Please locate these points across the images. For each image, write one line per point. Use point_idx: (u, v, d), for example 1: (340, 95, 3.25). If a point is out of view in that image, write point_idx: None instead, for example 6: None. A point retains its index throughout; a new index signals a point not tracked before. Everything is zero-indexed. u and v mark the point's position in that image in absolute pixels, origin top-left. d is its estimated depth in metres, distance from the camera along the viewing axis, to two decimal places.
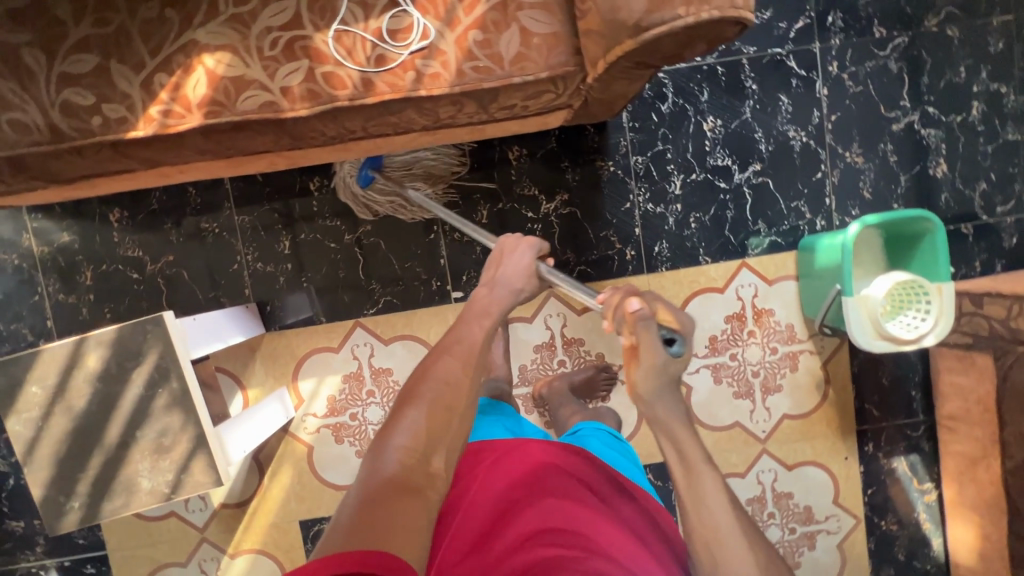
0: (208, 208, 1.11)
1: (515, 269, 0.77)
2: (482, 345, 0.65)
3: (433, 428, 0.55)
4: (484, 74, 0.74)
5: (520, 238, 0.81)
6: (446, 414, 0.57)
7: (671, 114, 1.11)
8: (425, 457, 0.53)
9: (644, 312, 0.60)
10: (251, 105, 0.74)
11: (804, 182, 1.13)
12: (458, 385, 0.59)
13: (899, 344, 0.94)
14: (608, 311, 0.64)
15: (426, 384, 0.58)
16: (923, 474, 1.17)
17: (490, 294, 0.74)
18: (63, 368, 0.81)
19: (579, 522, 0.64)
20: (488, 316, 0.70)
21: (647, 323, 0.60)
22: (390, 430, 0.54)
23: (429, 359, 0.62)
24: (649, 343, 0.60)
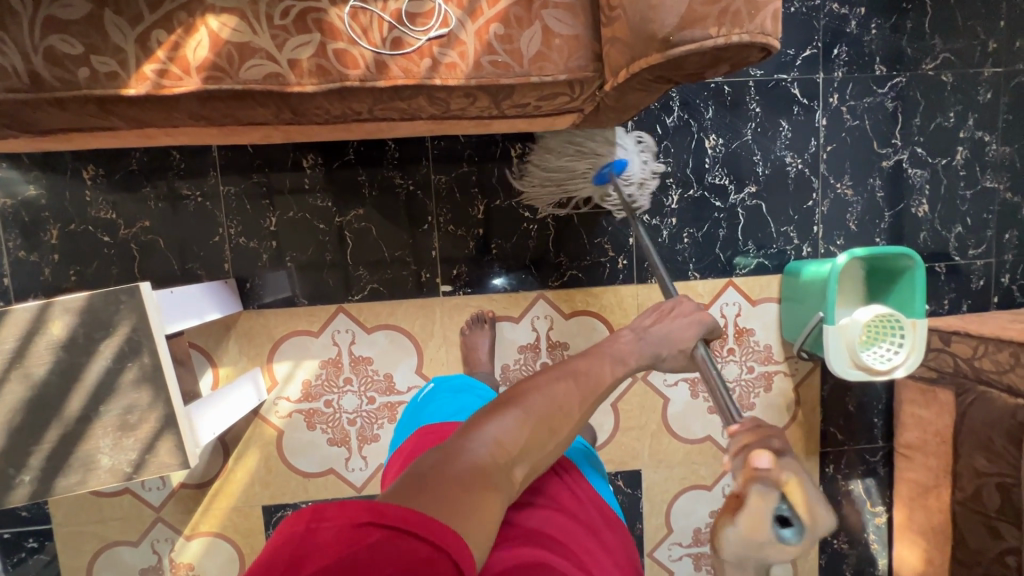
0: (193, 175, 1.06)
1: (675, 331, 0.71)
2: (606, 385, 0.62)
3: (530, 440, 0.53)
4: (502, 70, 0.72)
5: (698, 309, 0.73)
6: (545, 435, 0.55)
7: (676, 128, 1.12)
8: (510, 463, 0.51)
9: (768, 476, 0.50)
10: (255, 75, 0.70)
11: (795, 208, 1.15)
12: (569, 413, 0.57)
13: (871, 373, 0.98)
14: (735, 452, 0.55)
15: (535, 397, 0.56)
16: (877, 497, 1.22)
17: (635, 343, 0.67)
18: (24, 333, 0.76)
19: (571, 537, 0.59)
20: (622, 364, 0.64)
21: (768, 491, 0.50)
22: (486, 421, 0.53)
23: (542, 375, 0.60)
24: (758, 510, 0.50)
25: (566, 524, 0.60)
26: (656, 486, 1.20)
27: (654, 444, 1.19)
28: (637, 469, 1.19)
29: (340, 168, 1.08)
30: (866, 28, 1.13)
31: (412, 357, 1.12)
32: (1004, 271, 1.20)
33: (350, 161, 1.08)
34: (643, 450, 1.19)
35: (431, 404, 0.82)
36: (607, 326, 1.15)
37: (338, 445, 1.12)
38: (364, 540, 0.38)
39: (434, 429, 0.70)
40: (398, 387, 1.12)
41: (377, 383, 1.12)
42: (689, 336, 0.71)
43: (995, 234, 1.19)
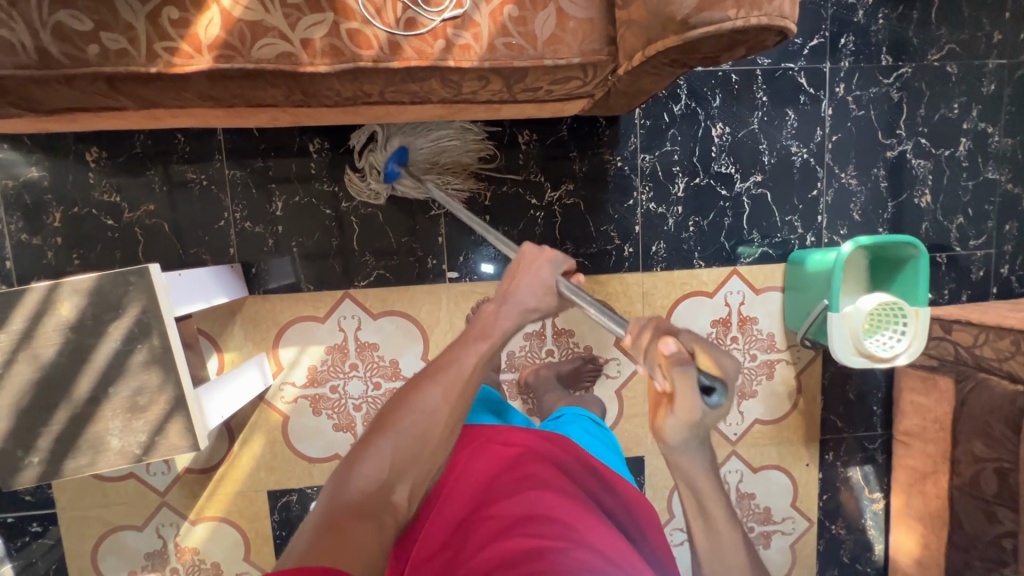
0: (198, 159, 1.05)
1: (532, 285, 0.70)
2: (469, 375, 0.63)
3: (397, 458, 0.57)
4: (516, 52, 0.72)
5: (542, 251, 0.73)
6: (415, 447, 0.58)
7: (683, 116, 1.12)
8: (387, 486, 0.55)
9: (681, 357, 0.55)
10: (267, 54, 0.69)
11: (800, 197, 1.16)
12: (435, 418, 0.60)
13: (873, 360, 1.00)
14: (644, 354, 0.59)
15: (402, 416, 0.59)
16: (875, 484, 1.24)
17: (499, 312, 0.68)
18: (33, 314, 0.75)
19: (567, 511, 0.60)
20: (487, 338, 0.65)
21: (687, 370, 0.54)
22: (357, 460, 0.56)
23: (408, 387, 0.62)
24: (687, 394, 0.55)
25: (555, 498, 0.62)
26: (658, 472, 1.21)
27: None
28: (641, 456, 1.20)
29: (346, 153, 1.07)
30: (873, 19, 1.13)
31: (418, 343, 1.12)
32: (1003, 261, 1.21)
33: (357, 146, 1.07)
34: (646, 437, 1.20)
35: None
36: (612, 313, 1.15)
37: (343, 431, 1.12)
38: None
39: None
40: (403, 373, 1.12)
41: (383, 369, 1.12)
42: (545, 282, 0.71)
43: (995, 225, 1.20)
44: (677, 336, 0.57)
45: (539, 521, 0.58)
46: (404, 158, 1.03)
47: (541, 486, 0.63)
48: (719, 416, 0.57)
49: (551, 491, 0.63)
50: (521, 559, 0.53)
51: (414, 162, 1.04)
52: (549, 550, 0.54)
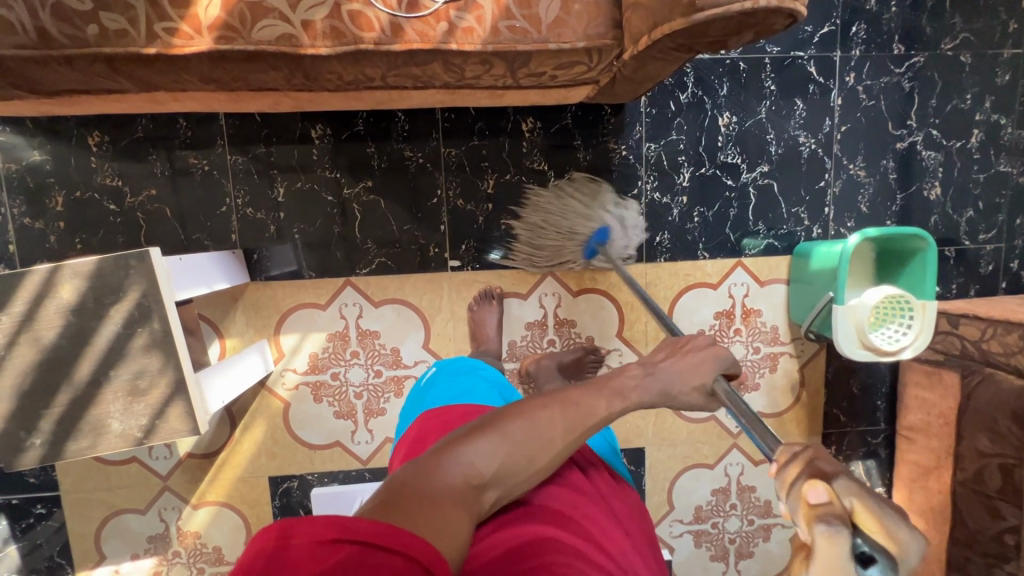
0: (200, 144, 1.04)
1: (691, 369, 0.65)
2: (598, 419, 0.60)
3: (503, 468, 0.55)
4: (520, 35, 0.71)
5: (712, 342, 0.67)
6: (521, 462, 0.56)
7: (689, 105, 1.11)
8: (481, 487, 0.54)
9: (834, 511, 0.38)
10: (267, 35, 0.69)
11: (807, 188, 1.14)
12: (549, 440, 0.58)
13: (878, 354, 0.99)
14: (783, 490, 0.42)
15: (517, 423, 0.57)
16: (876, 479, 1.23)
17: (642, 381, 0.64)
18: (34, 296, 0.75)
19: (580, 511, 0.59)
20: (620, 400, 0.62)
21: (841, 529, 0.37)
22: (462, 445, 0.55)
23: (530, 400, 0.60)
24: (831, 560, 0.37)
25: (575, 498, 0.61)
26: (659, 464, 1.21)
27: (658, 422, 1.20)
28: (641, 447, 1.20)
29: (349, 139, 1.06)
30: (885, 6, 1.11)
31: (419, 332, 1.12)
32: (1013, 256, 1.19)
33: (359, 132, 1.06)
34: (647, 428, 1.20)
35: (435, 387, 0.83)
36: (614, 304, 1.15)
37: (344, 418, 1.12)
38: (336, 554, 0.39)
39: (437, 413, 0.71)
40: (404, 361, 1.12)
41: (384, 357, 1.12)
42: (702, 372, 0.65)
43: (1006, 220, 1.18)
44: (833, 479, 0.40)
45: (554, 517, 0.57)
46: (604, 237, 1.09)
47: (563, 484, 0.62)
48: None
49: (572, 490, 0.62)
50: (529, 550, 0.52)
51: (614, 239, 1.09)
52: (559, 548, 0.53)
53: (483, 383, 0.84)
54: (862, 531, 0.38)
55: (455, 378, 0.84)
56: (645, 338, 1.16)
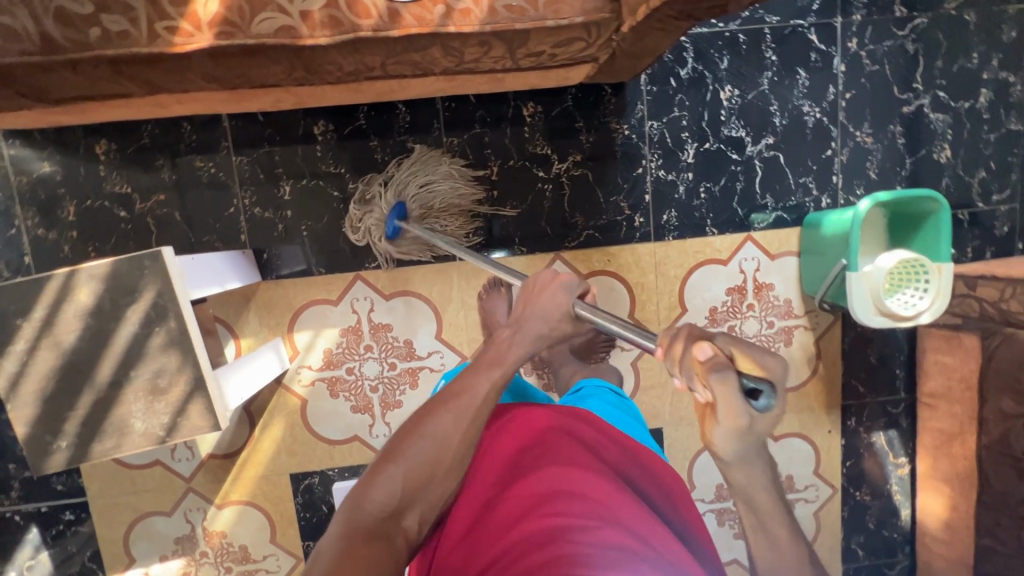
0: (205, 147, 1.05)
1: (544, 310, 0.67)
2: (481, 401, 0.62)
3: (408, 485, 0.57)
4: (517, 14, 0.71)
5: (554, 275, 0.68)
6: (425, 475, 0.58)
7: (689, 80, 1.10)
8: (397, 512, 0.56)
9: (719, 362, 0.48)
10: (267, 29, 0.69)
11: (814, 158, 1.13)
12: (447, 442, 0.60)
13: (895, 320, 0.97)
14: (678, 359, 0.52)
15: (411, 443, 0.59)
16: (899, 449, 1.24)
17: (512, 338, 0.66)
18: (53, 300, 0.76)
19: (589, 488, 0.58)
20: (499, 366, 0.64)
21: (725, 376, 0.47)
22: (366, 484, 0.57)
23: (420, 413, 0.62)
24: (727, 399, 0.47)
25: (573, 472, 0.60)
26: (677, 445, 1.21)
27: (675, 402, 1.19)
28: (659, 427, 1.20)
29: (352, 134, 1.06)
30: None
31: (432, 323, 1.12)
32: None
33: (361, 127, 1.07)
34: (665, 408, 1.19)
35: None
36: (625, 284, 1.14)
37: (361, 412, 1.13)
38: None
39: None
40: (418, 353, 1.13)
41: (397, 349, 1.12)
42: (559, 305, 0.67)
43: (1020, 179, 1.16)
44: (715, 339, 0.50)
45: (562, 502, 0.57)
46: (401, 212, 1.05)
47: (562, 463, 0.61)
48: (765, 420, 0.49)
49: (574, 468, 0.61)
50: (542, 544, 0.53)
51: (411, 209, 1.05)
52: (569, 536, 0.54)
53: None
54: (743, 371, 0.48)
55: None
56: (657, 318, 1.16)
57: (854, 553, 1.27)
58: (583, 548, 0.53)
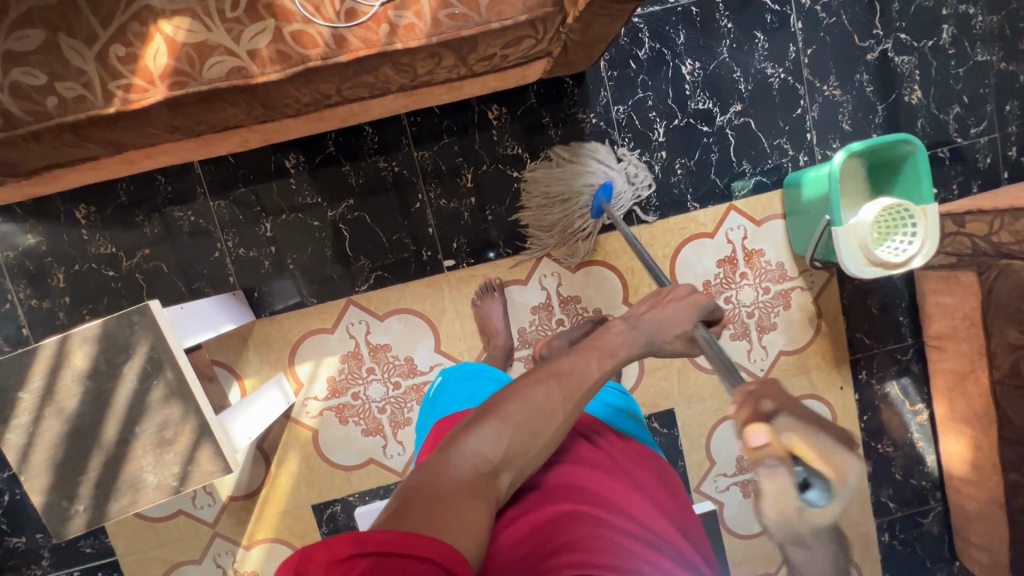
0: (182, 196, 1.06)
1: (668, 320, 0.67)
2: (592, 382, 0.60)
3: (510, 448, 0.54)
4: (461, 21, 0.71)
5: (691, 291, 0.69)
6: (526, 442, 0.55)
7: (650, 60, 1.10)
8: (495, 471, 0.53)
9: (770, 449, 0.42)
10: (218, 73, 0.70)
11: (785, 118, 1.13)
12: (550, 416, 0.57)
13: (888, 268, 0.97)
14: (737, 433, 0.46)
15: (515, 405, 0.56)
16: (915, 395, 1.24)
17: (627, 333, 0.64)
18: (50, 369, 0.77)
19: (601, 484, 0.57)
20: (613, 357, 0.62)
21: (775, 469, 0.41)
22: (465, 436, 0.53)
23: (523, 379, 0.59)
24: (775, 492, 0.41)
25: (585, 468, 0.59)
26: (692, 423, 1.20)
27: (683, 381, 1.19)
28: (670, 408, 1.19)
29: (324, 162, 1.07)
30: None
31: (429, 336, 1.13)
32: (1011, 145, 1.16)
33: (332, 154, 1.07)
34: (673, 389, 1.19)
35: (444, 395, 0.82)
36: (615, 272, 1.15)
37: (373, 435, 1.13)
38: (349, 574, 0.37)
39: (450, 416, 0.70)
40: (420, 368, 1.13)
41: (399, 368, 1.13)
42: (683, 321, 0.67)
43: (995, 108, 1.15)
44: (773, 419, 0.43)
45: (577, 493, 0.55)
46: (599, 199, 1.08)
47: (577, 460, 0.60)
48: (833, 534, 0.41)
49: (587, 464, 0.60)
50: (561, 528, 0.50)
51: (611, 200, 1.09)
52: (588, 523, 0.52)
53: (489, 385, 0.81)
54: (801, 461, 0.41)
55: (467, 383, 0.82)
56: None
57: (885, 504, 1.27)
58: (599, 534, 0.51)
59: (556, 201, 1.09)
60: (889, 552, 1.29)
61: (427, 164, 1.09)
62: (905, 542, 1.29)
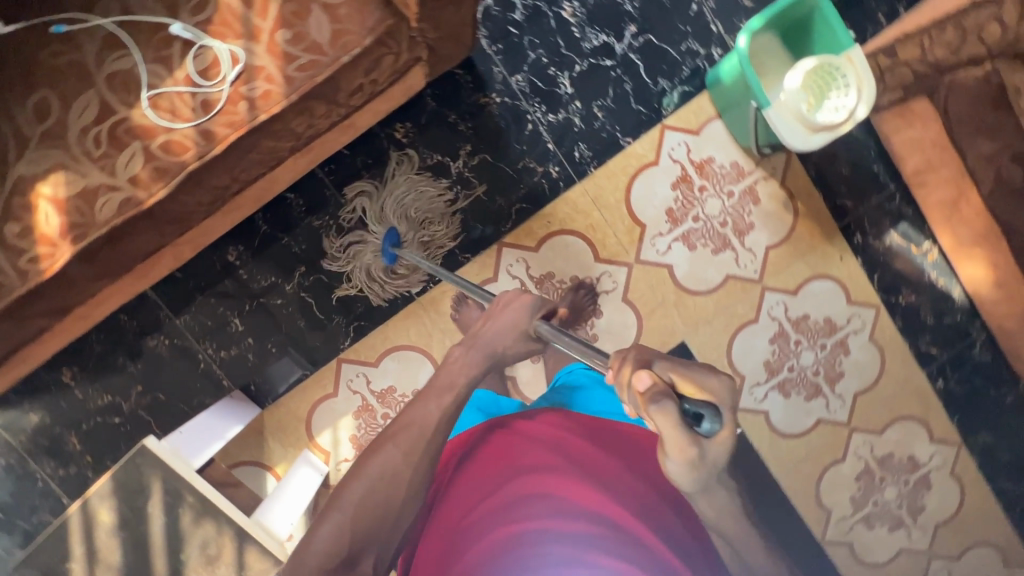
0: (149, 325, 1.08)
1: (506, 325, 0.79)
2: (431, 428, 0.67)
3: (359, 531, 0.60)
4: (312, 69, 0.70)
5: (517, 293, 0.82)
6: (373, 516, 0.61)
7: (528, 19, 1.06)
8: (350, 559, 0.59)
9: (657, 389, 0.52)
10: (110, 210, 0.70)
11: (683, 21, 1.09)
12: (399, 480, 0.63)
13: (834, 130, 0.91)
14: (624, 386, 0.56)
15: (359, 486, 0.62)
16: (918, 237, 1.20)
17: (465, 356, 0.76)
18: (85, 533, 0.81)
19: (545, 490, 0.63)
20: (452, 388, 0.72)
21: (664, 401, 0.51)
22: (311, 536, 0.60)
23: (368, 453, 0.65)
24: (672, 428, 0.51)
25: (531, 478, 0.64)
26: (706, 347, 1.19)
27: (684, 311, 1.17)
28: (681, 341, 1.18)
29: (263, 243, 1.08)
30: None
31: (427, 363, 1.14)
32: None
33: (267, 232, 1.08)
34: (677, 323, 1.18)
35: None
36: (578, 235, 1.13)
37: None
38: None
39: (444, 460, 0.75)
40: None
41: (411, 403, 1.14)
42: (521, 320, 0.79)
43: None
44: (654, 367, 0.56)
45: (520, 510, 0.61)
46: (393, 240, 1.09)
47: (522, 471, 0.65)
48: (729, 447, 0.54)
49: (534, 472, 0.65)
50: (498, 554, 0.59)
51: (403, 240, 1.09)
52: (522, 543, 0.59)
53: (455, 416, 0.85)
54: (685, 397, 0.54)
55: None
56: (623, 247, 1.14)
57: (927, 353, 1.24)
58: (535, 551, 0.59)
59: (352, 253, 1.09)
60: (947, 396, 1.26)
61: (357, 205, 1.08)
62: (961, 381, 1.26)
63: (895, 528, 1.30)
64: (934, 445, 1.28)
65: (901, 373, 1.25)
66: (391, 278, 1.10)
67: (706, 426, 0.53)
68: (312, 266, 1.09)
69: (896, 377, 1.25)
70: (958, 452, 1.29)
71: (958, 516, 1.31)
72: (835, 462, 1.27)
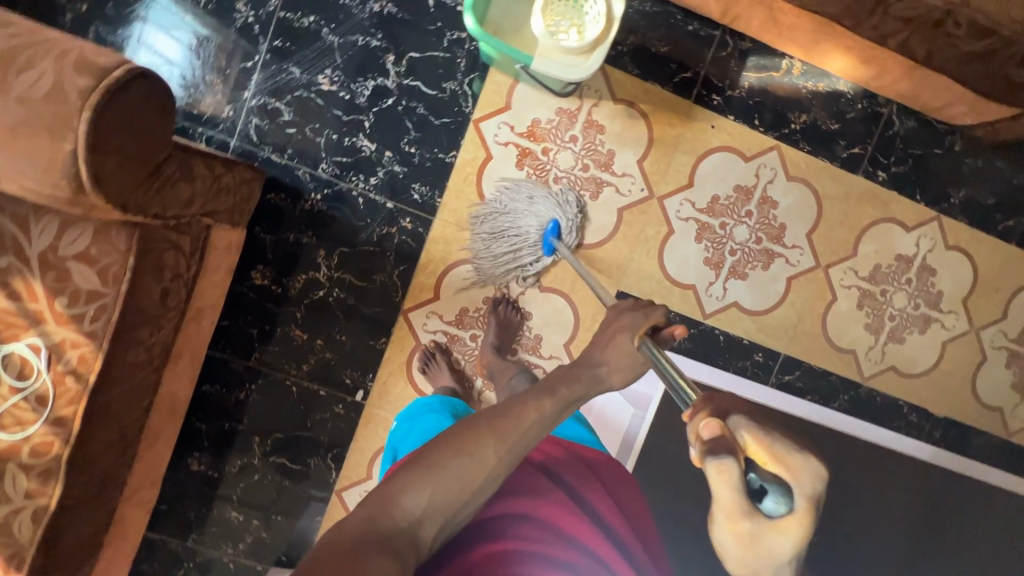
0: (169, 559, 1.14)
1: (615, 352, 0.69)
2: (533, 431, 0.62)
3: (436, 500, 0.55)
4: (104, 313, 0.72)
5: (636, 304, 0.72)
6: (454, 488, 0.56)
7: (298, 112, 1.06)
8: (412, 525, 0.53)
9: (715, 444, 0.57)
10: (29, 528, 0.74)
11: (429, 21, 1.06)
12: (487, 466, 0.58)
13: (603, 41, 0.88)
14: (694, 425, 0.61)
15: (451, 458, 0.57)
16: (772, 61, 1.13)
17: None
18: None
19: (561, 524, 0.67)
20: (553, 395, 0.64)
21: (721, 458, 0.56)
22: (391, 485, 0.54)
23: (467, 426, 0.60)
24: (724, 481, 0.57)
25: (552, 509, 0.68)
26: (643, 281, 1.16)
27: (602, 264, 1.15)
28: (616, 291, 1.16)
29: (212, 437, 1.12)
30: None
31: None
32: None
33: (209, 427, 1.12)
34: (602, 278, 1.15)
35: (405, 440, 0.84)
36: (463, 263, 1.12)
37: None
38: None
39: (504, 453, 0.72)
40: None
41: None
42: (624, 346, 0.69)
43: None
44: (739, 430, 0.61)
45: (540, 531, 0.65)
46: (555, 230, 1.09)
47: (547, 498, 0.69)
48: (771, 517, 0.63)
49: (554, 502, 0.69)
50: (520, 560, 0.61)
51: (558, 227, 1.09)
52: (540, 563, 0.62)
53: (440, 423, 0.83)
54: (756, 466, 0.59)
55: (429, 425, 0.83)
56: None
57: (852, 156, 1.17)
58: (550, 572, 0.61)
59: (496, 238, 1.10)
60: (897, 182, 1.19)
61: (266, 358, 1.11)
62: (901, 160, 1.18)
63: (927, 327, 1.23)
64: (914, 233, 1.20)
65: (840, 189, 1.18)
66: (532, 264, 1.11)
67: (769, 503, 0.59)
68: (264, 431, 1.12)
69: (837, 195, 1.18)
70: (941, 225, 1.21)
71: (979, 280, 1.23)
72: (829, 305, 1.21)
